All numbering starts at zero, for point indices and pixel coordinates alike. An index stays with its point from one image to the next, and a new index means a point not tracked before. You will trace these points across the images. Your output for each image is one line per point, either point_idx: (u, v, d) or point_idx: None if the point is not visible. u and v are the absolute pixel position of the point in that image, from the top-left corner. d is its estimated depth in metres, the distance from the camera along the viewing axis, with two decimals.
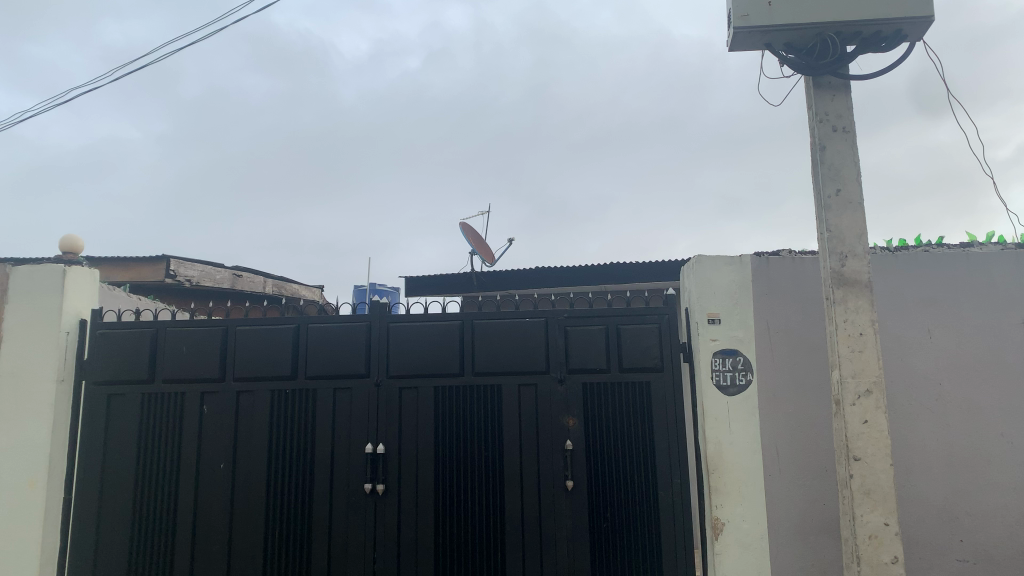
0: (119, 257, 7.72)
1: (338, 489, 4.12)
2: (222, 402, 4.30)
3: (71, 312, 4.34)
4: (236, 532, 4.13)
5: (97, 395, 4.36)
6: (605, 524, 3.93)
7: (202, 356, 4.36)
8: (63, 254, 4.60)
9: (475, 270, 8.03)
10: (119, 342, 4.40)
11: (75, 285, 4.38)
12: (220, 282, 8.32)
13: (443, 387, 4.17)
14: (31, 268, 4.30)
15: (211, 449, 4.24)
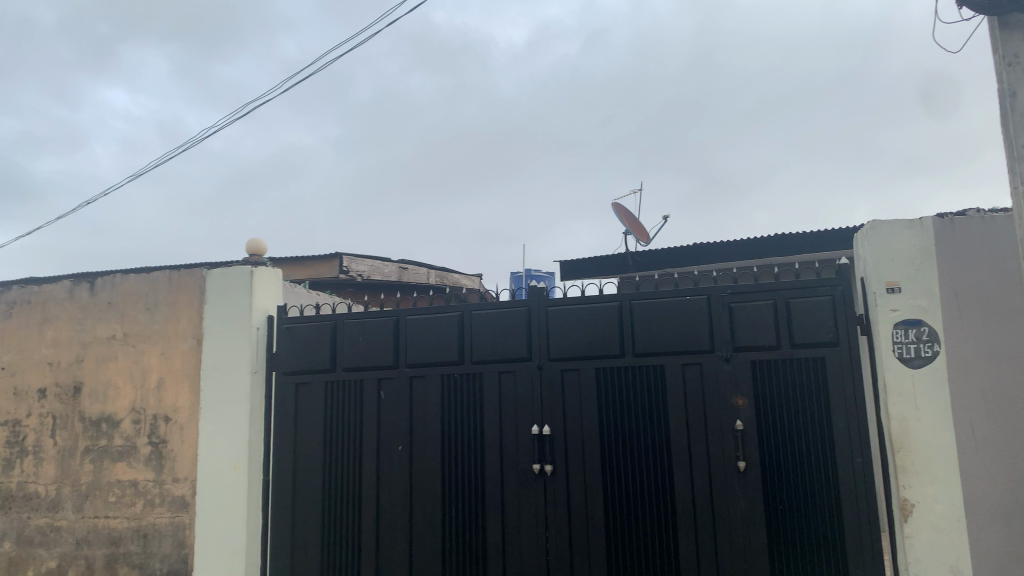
0: (298, 257, 8.39)
1: (509, 469, 4.23)
2: (397, 388, 4.52)
3: (260, 309, 4.73)
4: (417, 511, 4.34)
5: (287, 384, 4.73)
6: (781, 506, 3.80)
7: (376, 346, 4.61)
8: (250, 256, 5.01)
9: (630, 251, 7.96)
10: (302, 334, 4.75)
11: (261, 284, 4.77)
12: (388, 275, 8.76)
13: (606, 368, 4.17)
14: (224, 271, 4.73)
15: (390, 432, 4.49)
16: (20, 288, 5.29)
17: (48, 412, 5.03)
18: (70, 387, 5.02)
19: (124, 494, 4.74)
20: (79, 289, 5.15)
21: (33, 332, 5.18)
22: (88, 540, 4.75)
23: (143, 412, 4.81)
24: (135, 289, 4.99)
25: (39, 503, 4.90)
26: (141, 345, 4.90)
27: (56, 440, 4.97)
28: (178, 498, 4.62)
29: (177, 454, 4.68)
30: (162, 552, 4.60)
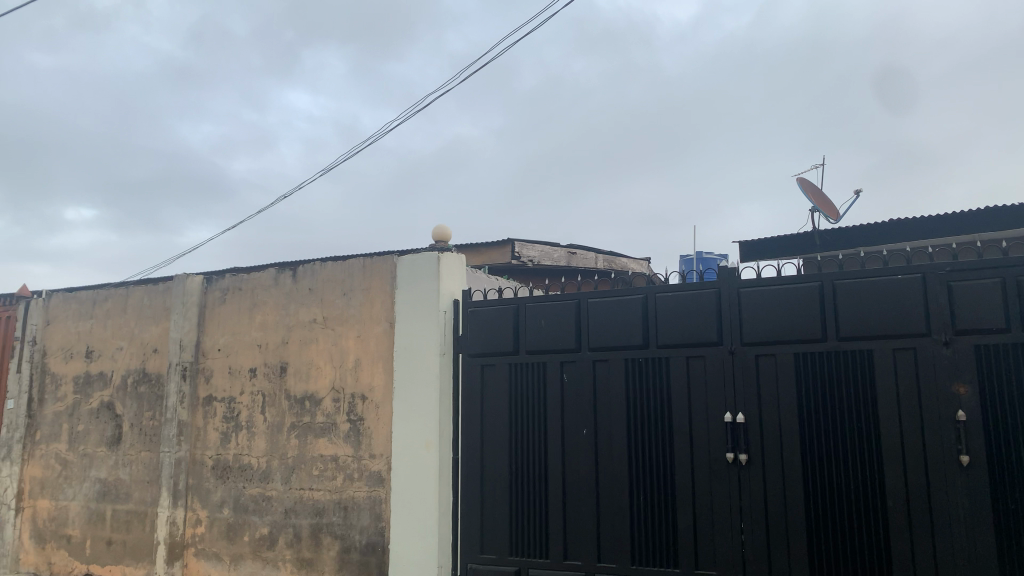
0: (473, 244, 8.61)
1: (700, 456, 4.09)
2: (581, 371, 4.50)
3: (447, 293, 4.85)
4: (604, 496, 4.31)
5: (472, 366, 4.82)
6: (1014, 507, 3.41)
7: (560, 329, 4.60)
8: (436, 243, 5.16)
9: (816, 229, 7.49)
10: (486, 317, 4.82)
11: (447, 269, 4.89)
12: (559, 260, 8.79)
13: (805, 353, 3.93)
14: (413, 257, 4.90)
15: (575, 415, 4.47)
16: (232, 277, 5.75)
17: (259, 390, 5.44)
18: (277, 367, 5.40)
19: (326, 468, 5.04)
20: (282, 276, 5.53)
21: (244, 316, 5.62)
22: (295, 509, 5.10)
23: (342, 391, 5.09)
24: (332, 275, 5.29)
25: (252, 474, 5.32)
26: (338, 327, 5.19)
27: (266, 416, 5.37)
28: (376, 473, 4.86)
29: (374, 431, 4.92)
30: (362, 524, 4.85)
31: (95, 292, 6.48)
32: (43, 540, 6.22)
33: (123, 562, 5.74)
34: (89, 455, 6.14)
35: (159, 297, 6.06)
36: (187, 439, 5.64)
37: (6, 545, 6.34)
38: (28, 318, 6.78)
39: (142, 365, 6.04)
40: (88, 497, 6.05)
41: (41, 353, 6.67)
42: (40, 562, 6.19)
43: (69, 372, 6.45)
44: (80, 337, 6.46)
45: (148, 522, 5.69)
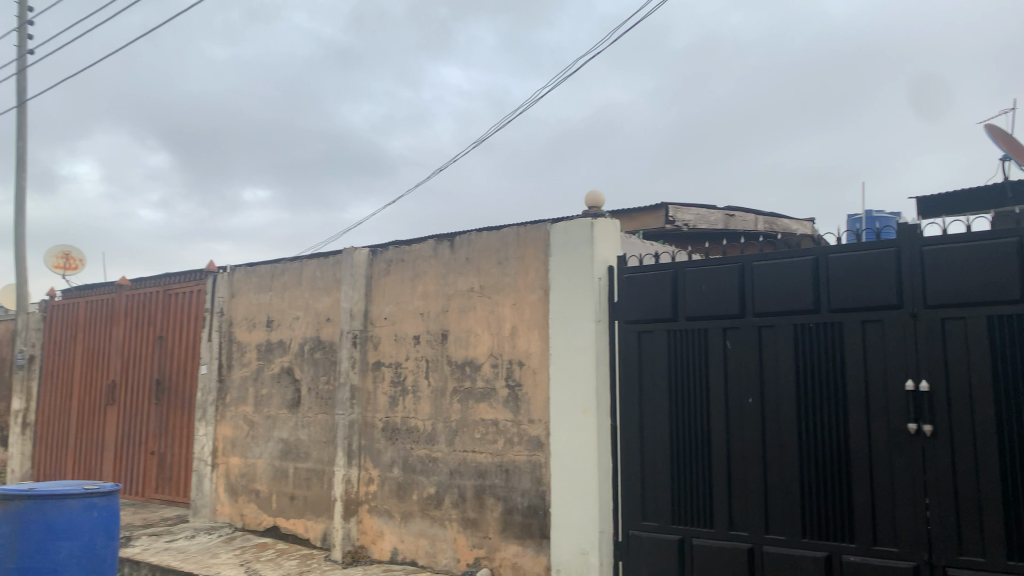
0: (626, 209, 8.48)
1: (878, 427, 3.84)
2: (746, 338, 4.33)
3: (601, 259, 4.80)
4: (771, 465, 4.14)
5: (629, 333, 4.74)
6: None
7: (722, 294, 4.44)
8: (590, 209, 5.11)
9: (1008, 180, 6.78)
10: (644, 283, 4.71)
11: (602, 235, 4.83)
12: (715, 223, 8.48)
13: (999, 316, 3.58)
14: (567, 224, 4.89)
15: (739, 383, 4.31)
16: (395, 249, 5.97)
17: (422, 356, 5.65)
18: (438, 334, 5.58)
19: (487, 432, 5.18)
20: (441, 246, 5.68)
21: (406, 286, 5.84)
22: (460, 471, 5.28)
23: (500, 357, 5.19)
24: (488, 245, 5.38)
25: (419, 437, 5.55)
26: (495, 295, 5.28)
27: (429, 381, 5.58)
28: (535, 438, 4.93)
29: (532, 397, 4.98)
30: (523, 487, 4.95)
31: (272, 266, 6.96)
32: (235, 493, 6.82)
33: (305, 516, 6.19)
34: (272, 417, 6.64)
35: (330, 269, 6.42)
36: (359, 402, 5.96)
37: (206, 497, 7.01)
38: (216, 291, 7.38)
39: (316, 333, 6.44)
40: (273, 455, 6.56)
41: (228, 323, 7.26)
42: (234, 513, 6.80)
43: (253, 341, 6.98)
44: (261, 308, 6.96)
45: (326, 480, 6.10)
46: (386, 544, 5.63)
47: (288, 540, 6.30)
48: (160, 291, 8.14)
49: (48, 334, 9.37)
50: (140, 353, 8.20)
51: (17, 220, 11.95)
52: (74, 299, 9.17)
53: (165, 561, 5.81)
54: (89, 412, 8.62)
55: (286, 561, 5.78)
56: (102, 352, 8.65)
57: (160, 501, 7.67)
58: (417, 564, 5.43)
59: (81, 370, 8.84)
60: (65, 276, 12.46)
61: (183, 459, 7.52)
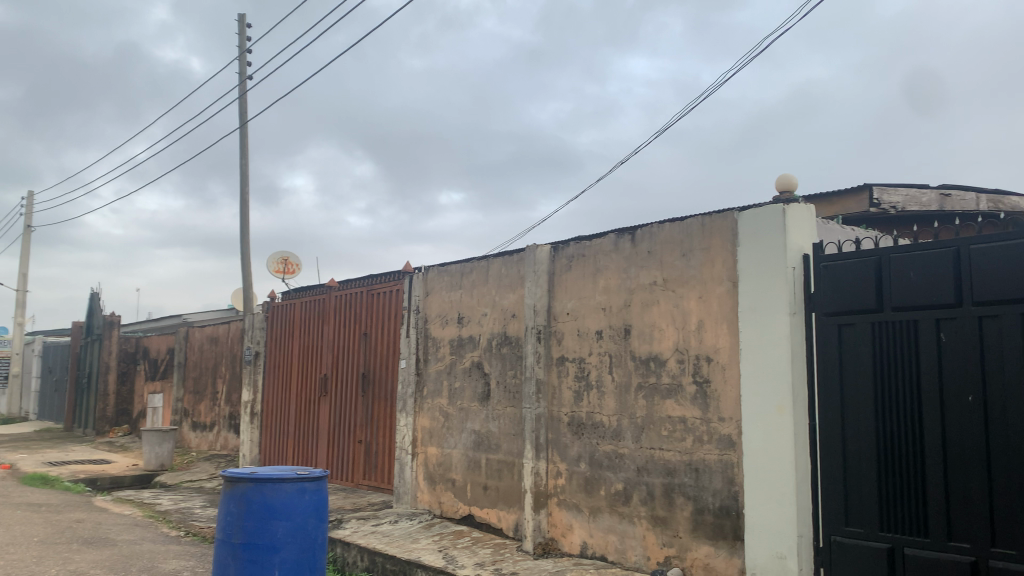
0: (825, 193, 7.94)
1: None
2: (963, 329, 3.89)
3: (795, 248, 4.53)
4: (998, 472, 3.69)
5: (828, 326, 4.42)
6: None
7: (934, 281, 4.03)
8: (781, 194, 4.84)
9: None
10: (846, 272, 4.37)
11: (794, 222, 4.55)
12: (929, 204, 7.72)
13: None
14: (756, 212, 4.66)
15: (957, 379, 3.89)
16: (576, 244, 5.99)
17: (606, 351, 5.62)
18: (622, 329, 5.52)
19: (675, 429, 5.06)
20: (622, 241, 5.62)
21: (589, 281, 5.84)
22: (647, 468, 5.20)
23: (687, 352, 5.05)
24: (671, 237, 5.25)
25: (605, 432, 5.53)
26: (680, 289, 5.14)
27: (614, 376, 5.54)
28: (726, 436, 4.75)
29: (722, 394, 4.80)
30: (714, 487, 4.79)
31: (461, 265, 7.23)
32: (434, 482, 7.16)
33: (498, 507, 6.38)
34: (465, 410, 6.90)
35: (514, 266, 6.56)
36: (545, 397, 6.04)
37: (407, 484, 7.43)
38: (412, 290, 7.79)
39: (504, 329, 6.60)
40: (466, 447, 6.82)
41: (423, 320, 7.63)
42: (432, 500, 7.14)
43: (446, 336, 7.29)
44: (452, 305, 7.26)
45: (516, 472, 6.25)
46: (576, 539, 5.67)
47: (482, 528, 6.52)
48: (364, 291, 8.72)
49: (270, 332, 10.34)
50: (348, 348, 8.83)
51: (244, 230, 13.31)
52: (291, 300, 10.05)
53: (371, 544, 6.21)
54: (306, 402, 9.42)
55: (481, 549, 5.99)
56: (316, 348, 9.41)
57: (368, 487, 8.22)
58: (607, 560, 5.41)
59: (298, 364, 9.68)
60: (284, 280, 13.72)
61: (387, 448, 8.02)
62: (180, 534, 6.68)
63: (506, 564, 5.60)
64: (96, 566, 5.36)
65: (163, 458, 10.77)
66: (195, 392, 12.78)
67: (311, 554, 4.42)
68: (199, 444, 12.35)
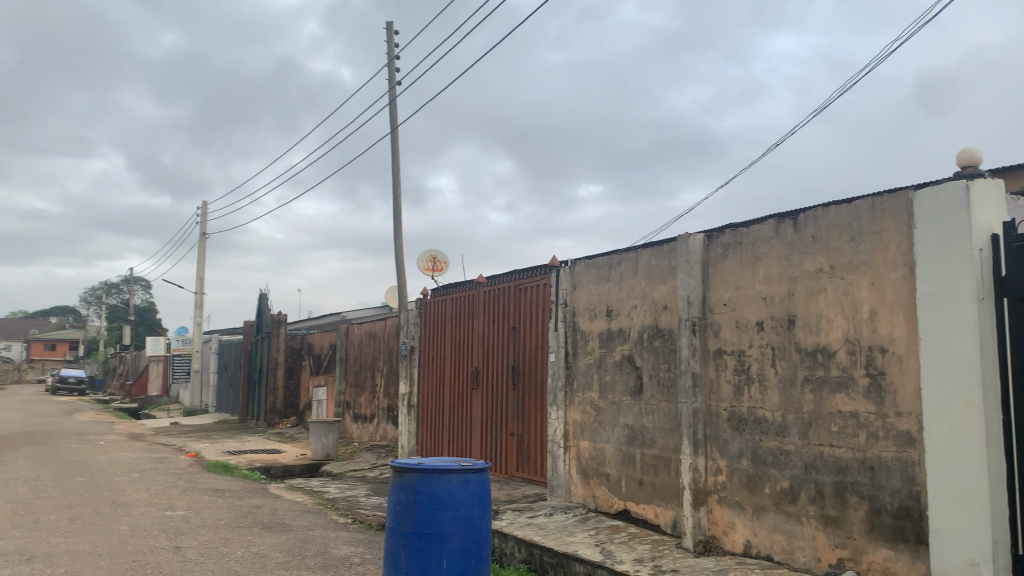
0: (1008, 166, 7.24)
1: None
2: None
3: (981, 227, 4.15)
4: None
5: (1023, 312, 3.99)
6: None
7: None
8: (964, 169, 4.45)
9: None
10: None
11: (980, 199, 4.18)
12: None
13: None
14: (935, 190, 4.31)
15: None
16: (732, 232, 5.77)
17: (767, 343, 5.39)
18: (785, 320, 5.27)
19: (846, 425, 4.77)
20: (783, 227, 5.36)
21: (747, 270, 5.61)
22: (816, 465, 4.94)
23: (858, 343, 4.75)
24: (838, 221, 4.95)
25: (768, 427, 5.31)
26: (849, 276, 4.83)
27: (777, 369, 5.30)
28: (905, 433, 4.43)
29: (899, 387, 4.48)
30: (892, 486, 4.47)
31: (609, 257, 7.15)
32: (587, 475, 7.14)
33: (655, 502, 6.27)
34: (617, 404, 6.83)
35: (665, 257, 6.41)
36: (702, 391, 5.87)
37: (561, 478, 7.46)
38: (560, 284, 7.79)
39: (655, 321, 6.47)
40: (620, 441, 6.75)
41: (571, 314, 7.62)
42: (586, 494, 7.13)
43: (595, 330, 7.25)
44: (601, 298, 7.20)
45: (673, 467, 6.12)
46: (738, 537, 5.47)
47: (639, 524, 6.43)
48: (512, 286, 8.81)
49: (423, 327, 10.68)
50: (497, 343, 8.96)
51: (395, 230, 13.84)
52: (442, 296, 10.33)
53: (528, 536, 6.28)
54: (459, 395, 9.66)
55: (639, 545, 5.92)
56: (466, 342, 9.62)
57: (521, 479, 8.32)
58: (773, 560, 5.19)
59: (451, 359, 9.94)
60: (434, 277, 14.15)
61: (539, 441, 8.08)
62: (347, 521, 7.03)
63: (665, 561, 5.50)
64: (276, 549, 5.74)
65: (328, 448, 11.40)
66: (355, 386, 13.45)
67: (477, 545, 4.51)
68: (360, 435, 12.98)
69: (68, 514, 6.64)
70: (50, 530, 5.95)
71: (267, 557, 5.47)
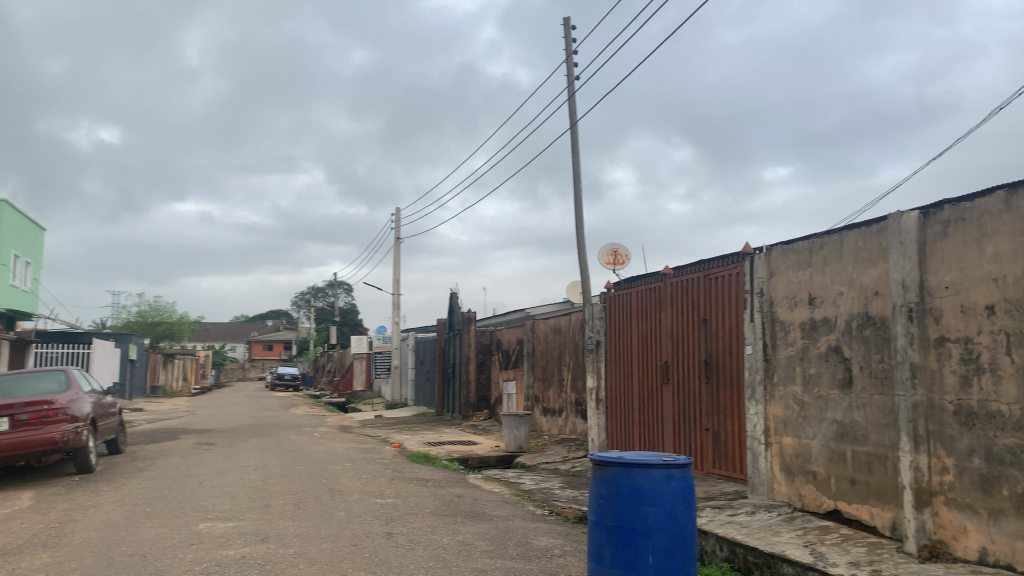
0: None
1: None
2: None
3: None
4: None
5: None
6: None
7: None
8: None
9: None
10: None
11: None
12: None
13: None
14: None
15: None
16: (953, 207, 5.24)
17: (1002, 329, 4.84)
18: (1023, 302, 4.73)
19: None
20: (1017, 198, 4.81)
21: (972, 249, 5.07)
22: None
23: None
24: None
25: (1005, 422, 4.77)
26: None
27: (1014, 358, 4.75)
28: None
29: None
30: None
31: (809, 242, 6.75)
32: (792, 473, 6.79)
33: (870, 502, 5.83)
34: (823, 398, 6.43)
35: (873, 239, 5.95)
36: (922, 383, 5.38)
37: (763, 475, 7.14)
38: (754, 272, 7.46)
39: (865, 308, 6.03)
40: (828, 437, 6.35)
41: (768, 303, 7.27)
42: (792, 492, 6.78)
43: (795, 319, 6.87)
44: (801, 286, 6.81)
45: (890, 465, 5.66)
46: (971, 543, 4.95)
47: (852, 525, 6.01)
48: (701, 276, 8.54)
49: (609, 321, 10.62)
50: (688, 335, 8.73)
51: (577, 225, 13.90)
52: (628, 288, 10.22)
53: (730, 533, 6.06)
54: (649, 389, 9.52)
55: (854, 548, 5.53)
56: (655, 336, 9.45)
57: (719, 475, 8.06)
58: (1016, 570, 4.65)
59: (639, 352, 9.82)
60: (616, 271, 14.08)
61: (736, 436, 7.79)
62: (545, 513, 7.14)
63: (885, 566, 5.10)
64: (479, 538, 5.94)
65: (521, 440, 11.66)
66: (543, 380, 13.66)
67: (683, 541, 4.43)
68: (550, 428, 13.18)
69: (293, 499, 7.25)
70: (279, 513, 6.52)
71: (472, 545, 5.66)
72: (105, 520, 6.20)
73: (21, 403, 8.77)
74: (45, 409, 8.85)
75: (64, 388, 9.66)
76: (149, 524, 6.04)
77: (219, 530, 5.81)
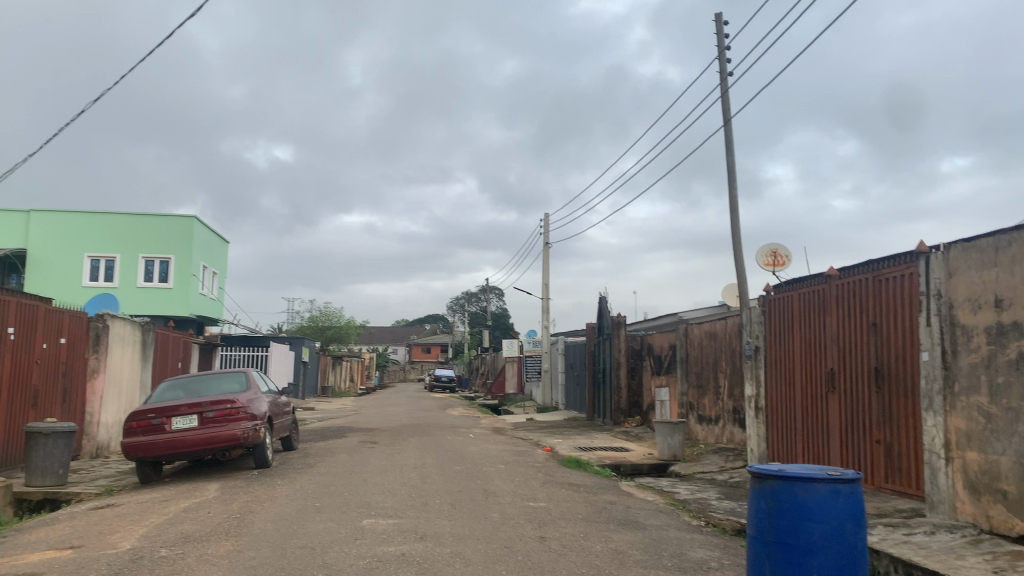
0: None
1: None
2: None
3: None
4: None
5: None
6: None
7: None
8: None
9: None
10: None
11: None
12: None
13: None
14: None
15: None
16: None
17: None
18: None
19: None
20: None
21: None
22: None
23: None
24: None
25: None
26: None
27: None
28: None
29: None
30: None
31: (994, 239, 6.16)
32: (977, 492, 6.21)
33: None
34: (1016, 410, 5.83)
35: None
36: None
37: (943, 492, 6.58)
38: (930, 272, 6.88)
39: None
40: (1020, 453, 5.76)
41: (947, 306, 6.68)
42: (977, 513, 6.20)
43: (980, 324, 6.28)
44: (986, 287, 6.21)
45: None
46: None
47: None
48: (869, 278, 8.00)
49: (768, 325, 10.17)
50: (855, 340, 8.20)
51: (732, 226, 13.44)
52: (788, 291, 9.74)
53: (905, 554, 5.63)
54: (813, 398, 9.03)
55: None
56: (819, 341, 8.95)
57: (892, 491, 7.51)
58: None
59: (802, 359, 9.33)
60: (776, 272, 13.47)
61: (912, 450, 7.23)
62: (701, 524, 6.93)
63: None
64: (633, 546, 5.86)
65: (675, 449, 11.38)
66: (698, 387, 13.30)
67: (852, 561, 4.21)
68: (706, 436, 12.81)
69: (449, 499, 7.47)
70: (436, 512, 6.74)
71: (625, 553, 5.59)
72: (280, 513, 6.66)
73: (208, 402, 9.60)
74: (228, 407, 9.63)
75: (244, 388, 10.47)
76: (318, 518, 6.42)
77: (381, 527, 6.09)
